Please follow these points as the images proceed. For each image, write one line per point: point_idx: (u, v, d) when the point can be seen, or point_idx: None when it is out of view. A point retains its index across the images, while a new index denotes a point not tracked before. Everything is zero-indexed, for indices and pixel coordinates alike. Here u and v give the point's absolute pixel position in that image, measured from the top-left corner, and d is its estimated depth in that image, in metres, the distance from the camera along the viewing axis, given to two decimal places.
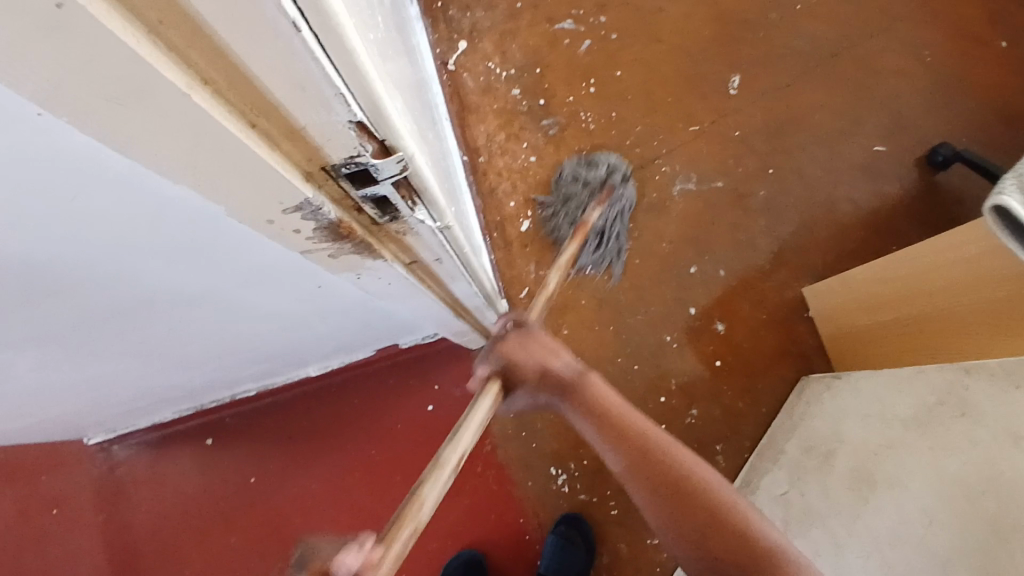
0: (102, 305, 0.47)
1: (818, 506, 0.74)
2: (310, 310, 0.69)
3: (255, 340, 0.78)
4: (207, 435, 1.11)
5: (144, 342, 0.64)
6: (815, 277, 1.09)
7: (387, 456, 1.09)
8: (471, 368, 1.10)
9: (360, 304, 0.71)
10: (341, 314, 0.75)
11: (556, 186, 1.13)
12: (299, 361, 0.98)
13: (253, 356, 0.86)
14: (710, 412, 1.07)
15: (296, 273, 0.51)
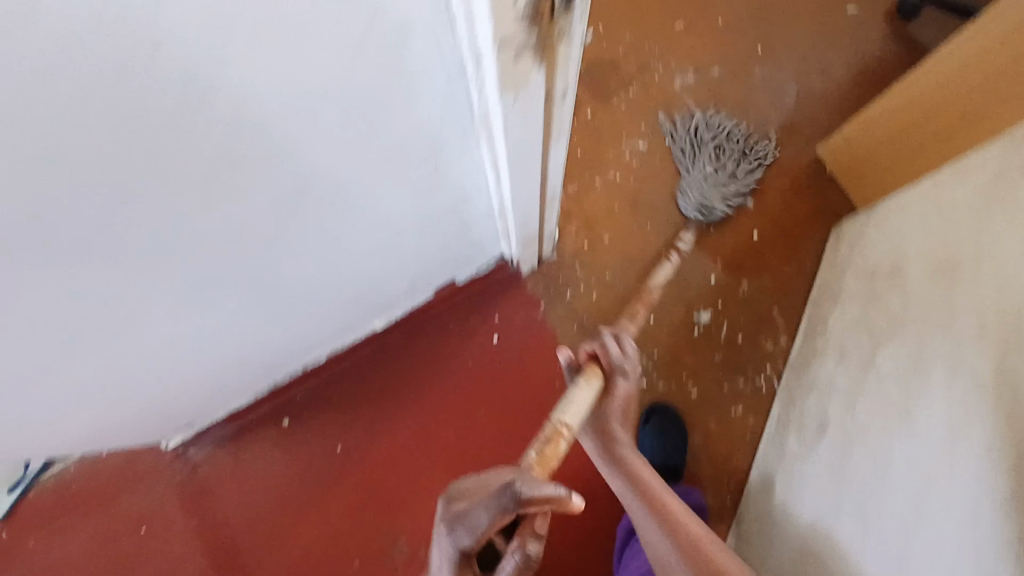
0: (258, 189, 0.48)
1: (907, 312, 0.80)
2: (407, 220, 0.71)
3: (347, 274, 0.80)
4: (284, 416, 1.11)
5: (265, 270, 0.65)
6: (825, 137, 1.16)
7: (466, 394, 1.11)
8: (527, 292, 1.13)
9: (449, 209, 0.74)
10: (424, 227, 0.76)
11: (756, 170, 1.13)
12: (373, 311, 1.00)
13: (335, 303, 0.88)
14: (761, 281, 1.12)
15: (429, 140, 0.54)
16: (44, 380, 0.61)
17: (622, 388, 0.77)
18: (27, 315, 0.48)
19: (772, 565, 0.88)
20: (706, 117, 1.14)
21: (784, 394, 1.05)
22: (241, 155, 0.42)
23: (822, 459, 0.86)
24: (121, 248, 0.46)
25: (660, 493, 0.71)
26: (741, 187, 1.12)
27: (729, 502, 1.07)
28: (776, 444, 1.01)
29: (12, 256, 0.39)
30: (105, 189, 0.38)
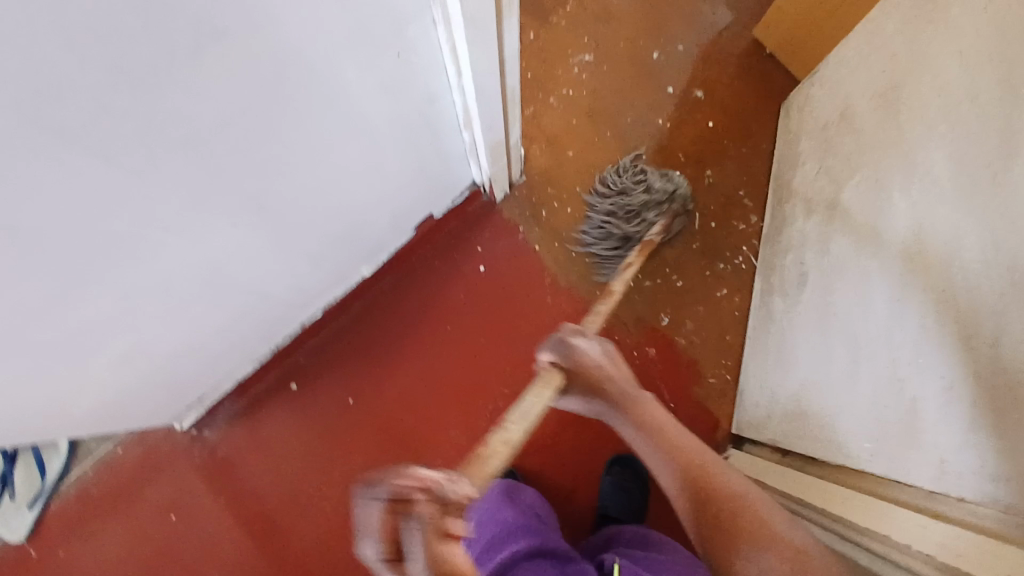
0: (245, 88, 0.50)
1: (859, 146, 0.85)
2: (383, 133, 0.74)
3: (333, 206, 0.82)
4: (290, 380, 1.12)
5: (260, 198, 0.68)
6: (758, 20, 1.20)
7: (464, 326, 1.14)
8: (504, 219, 1.16)
9: (417, 119, 0.77)
10: (398, 144, 0.79)
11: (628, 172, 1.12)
12: (360, 253, 1.02)
13: (324, 243, 0.90)
14: (723, 167, 1.17)
15: (393, 25, 0.57)
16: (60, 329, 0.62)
17: (597, 356, 0.72)
18: (47, 242, 0.49)
19: (779, 415, 0.93)
20: (591, 232, 1.13)
21: (762, 266, 1.10)
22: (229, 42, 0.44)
23: (807, 305, 0.91)
24: (127, 158, 0.48)
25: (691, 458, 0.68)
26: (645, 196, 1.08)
27: (731, 379, 1.12)
28: (763, 311, 1.06)
29: (34, 156, 0.41)
30: (114, 77, 0.40)
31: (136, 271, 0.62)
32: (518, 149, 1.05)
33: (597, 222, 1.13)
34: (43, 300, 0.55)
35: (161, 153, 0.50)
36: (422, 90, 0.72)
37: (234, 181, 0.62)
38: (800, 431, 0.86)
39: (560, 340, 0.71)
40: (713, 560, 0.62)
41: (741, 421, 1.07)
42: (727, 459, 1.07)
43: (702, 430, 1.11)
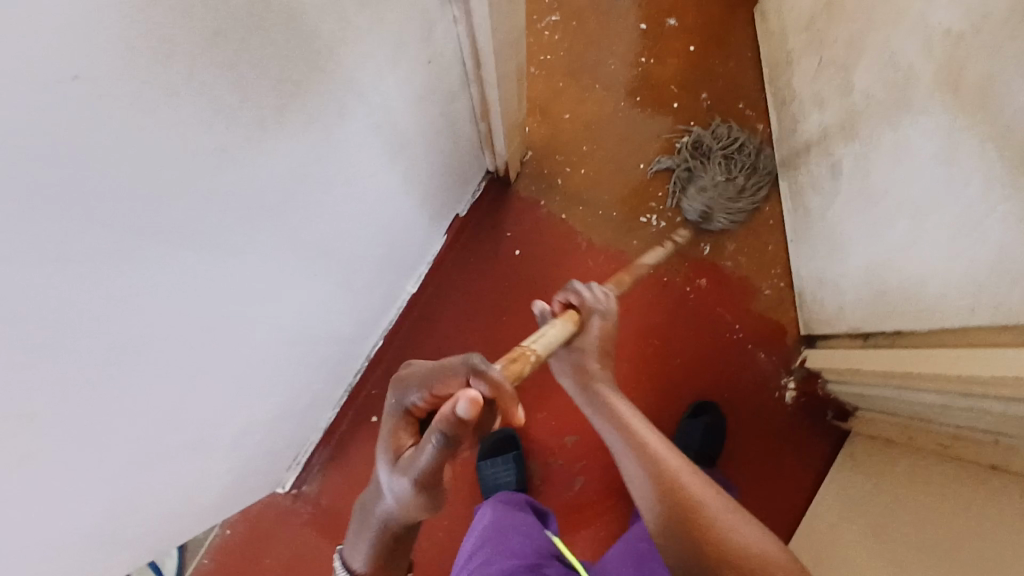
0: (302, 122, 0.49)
1: (857, 21, 0.86)
2: (407, 135, 0.74)
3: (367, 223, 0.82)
4: (370, 414, 1.12)
5: (304, 230, 0.68)
6: None
7: (519, 312, 1.14)
8: (523, 197, 1.16)
9: (433, 114, 0.76)
10: (421, 144, 0.79)
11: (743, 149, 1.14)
12: (402, 270, 1.02)
13: (369, 264, 0.90)
14: (716, 86, 1.17)
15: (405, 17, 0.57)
16: (160, 414, 0.61)
17: (597, 329, 0.75)
18: (129, 321, 0.49)
19: (852, 304, 0.95)
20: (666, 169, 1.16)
21: (785, 169, 1.11)
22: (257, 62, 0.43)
23: (848, 190, 0.93)
24: (187, 215, 0.47)
25: (659, 463, 0.60)
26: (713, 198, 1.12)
27: (785, 285, 1.14)
28: (799, 210, 1.08)
29: (105, 228, 0.40)
30: (166, 117, 0.38)
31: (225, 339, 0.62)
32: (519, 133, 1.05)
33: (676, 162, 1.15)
34: (120, 391, 0.53)
35: (215, 200, 0.49)
36: (438, 83, 0.72)
37: (280, 217, 0.61)
38: (884, 310, 0.88)
39: (576, 289, 0.77)
40: (665, 539, 0.56)
41: (809, 321, 1.09)
42: (806, 361, 1.10)
43: (773, 342, 1.13)
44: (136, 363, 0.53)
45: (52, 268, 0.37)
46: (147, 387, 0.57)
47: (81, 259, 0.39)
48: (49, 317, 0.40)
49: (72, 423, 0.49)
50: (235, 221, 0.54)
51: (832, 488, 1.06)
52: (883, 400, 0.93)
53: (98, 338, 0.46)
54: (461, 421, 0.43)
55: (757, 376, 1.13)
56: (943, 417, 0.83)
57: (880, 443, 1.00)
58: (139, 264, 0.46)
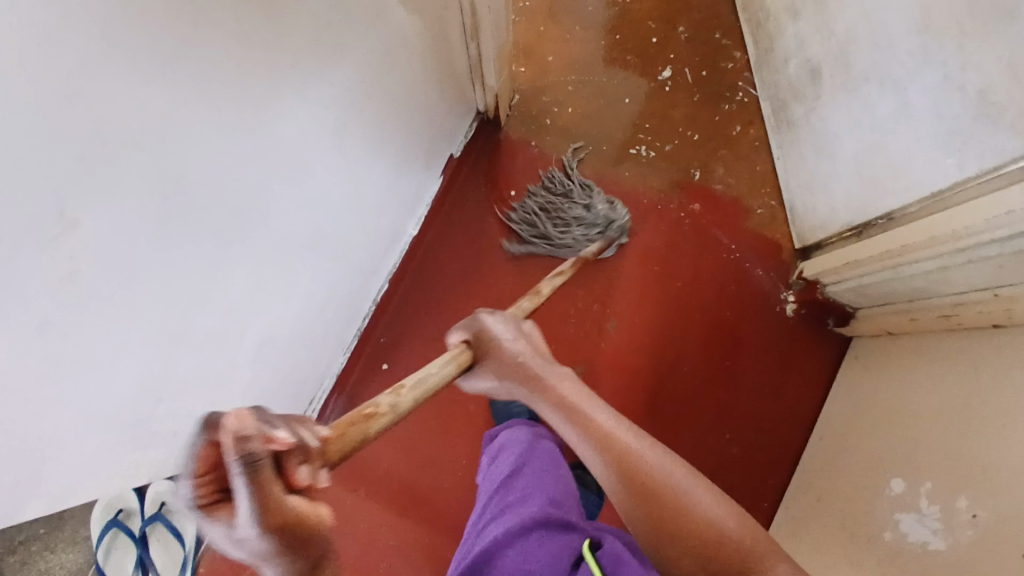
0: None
1: None
2: (416, 47, 0.78)
3: (386, 146, 0.84)
4: (381, 360, 1.12)
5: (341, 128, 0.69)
6: None
7: (522, 249, 1.16)
8: (514, 140, 1.19)
9: (438, 29, 0.81)
10: (426, 59, 0.82)
11: (557, 235, 1.12)
12: (407, 205, 1.04)
13: (384, 192, 0.92)
14: (691, 20, 1.23)
15: None
16: (212, 315, 0.61)
17: (500, 335, 0.65)
18: (203, 186, 0.49)
19: (843, 200, 0.99)
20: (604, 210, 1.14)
21: (765, 89, 1.17)
22: None
23: (831, 90, 0.98)
24: (250, 81, 0.49)
25: (622, 451, 0.55)
26: (577, 229, 1.12)
27: (776, 202, 1.17)
28: (783, 125, 1.13)
29: (187, 56, 0.41)
30: None
31: (263, 225, 0.63)
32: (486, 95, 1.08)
33: (581, 211, 1.13)
34: (190, 278, 0.54)
35: (276, 68, 0.51)
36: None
37: (326, 116, 0.64)
38: (876, 194, 0.91)
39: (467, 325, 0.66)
40: (644, 533, 0.53)
41: (802, 232, 1.12)
42: (803, 271, 1.12)
43: (770, 258, 1.16)
44: (200, 250, 0.53)
45: (135, 82, 0.38)
46: (201, 281, 0.56)
47: (162, 82, 0.40)
48: (130, 145, 0.40)
49: (140, 290, 0.48)
50: (290, 112, 0.56)
51: (842, 393, 1.08)
52: (883, 287, 0.96)
53: (167, 198, 0.46)
54: (269, 439, 0.31)
55: (757, 293, 1.16)
56: (943, 287, 0.86)
57: (885, 338, 1.02)
58: (209, 116, 0.46)
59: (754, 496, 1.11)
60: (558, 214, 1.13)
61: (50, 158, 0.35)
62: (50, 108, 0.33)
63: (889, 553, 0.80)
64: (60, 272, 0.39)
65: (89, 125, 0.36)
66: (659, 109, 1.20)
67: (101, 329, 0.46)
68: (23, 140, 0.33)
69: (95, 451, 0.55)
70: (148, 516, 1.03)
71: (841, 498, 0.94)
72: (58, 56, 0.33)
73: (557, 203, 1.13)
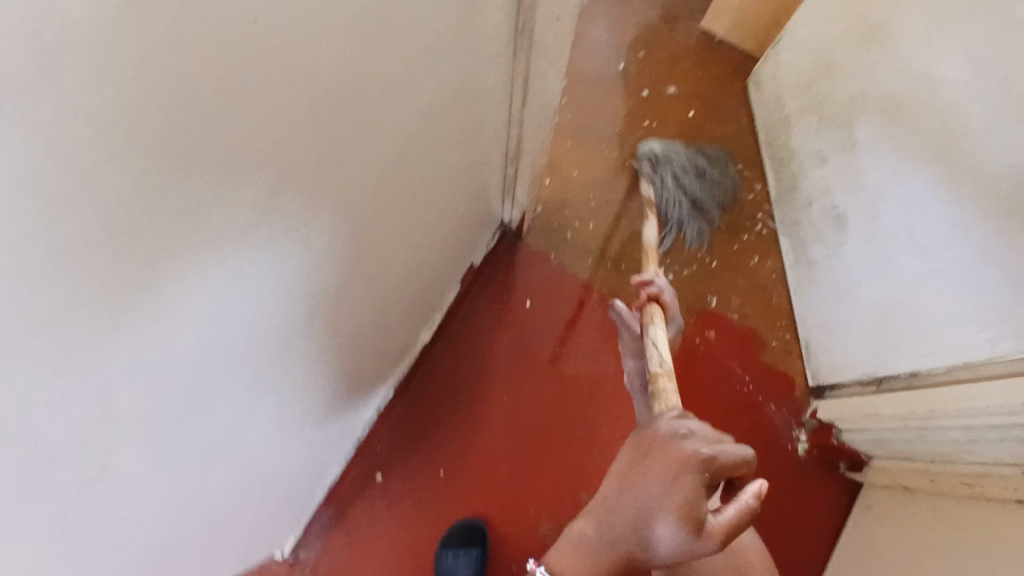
0: (394, 130, 0.52)
1: (861, 82, 0.97)
2: (461, 173, 0.78)
3: (413, 264, 0.82)
4: (375, 470, 1.07)
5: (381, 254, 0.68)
6: (704, 28, 1.37)
7: (531, 364, 1.13)
8: (533, 251, 1.18)
9: (483, 155, 0.81)
10: (466, 181, 0.82)
11: (675, 170, 1.20)
12: (423, 313, 1.02)
13: (404, 306, 0.89)
14: (715, 149, 1.27)
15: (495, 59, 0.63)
16: (226, 459, 0.58)
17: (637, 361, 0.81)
18: (234, 341, 0.46)
19: (863, 348, 0.98)
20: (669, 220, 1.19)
21: (784, 225, 1.18)
22: (400, 74, 0.47)
23: (854, 238, 0.99)
24: (306, 234, 0.47)
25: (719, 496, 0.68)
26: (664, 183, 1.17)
27: (790, 336, 1.17)
28: (801, 262, 1.14)
29: (248, 218, 0.38)
30: (322, 113, 0.40)
31: (292, 356, 0.59)
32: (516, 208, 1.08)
33: (673, 195, 1.18)
34: (205, 432, 0.50)
35: (333, 215, 0.49)
36: (495, 128, 0.77)
37: (368, 246, 0.62)
38: (895, 349, 0.91)
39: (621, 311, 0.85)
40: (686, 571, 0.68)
41: (816, 371, 1.11)
42: (817, 411, 1.10)
43: (782, 393, 1.14)
44: (220, 400, 0.49)
45: (200, 263, 0.36)
46: (224, 428, 0.53)
47: (222, 244, 0.37)
48: (184, 326, 0.39)
49: (164, 452, 0.46)
50: (336, 251, 0.54)
51: (852, 545, 1.04)
52: (902, 443, 0.94)
53: (209, 366, 0.44)
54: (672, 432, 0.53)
55: (769, 428, 1.13)
56: (969, 455, 0.84)
57: (899, 493, 0.99)
58: (260, 282, 0.44)
59: None
60: (685, 180, 1.20)
61: (104, 351, 0.33)
62: (111, 307, 0.32)
63: None
64: (89, 456, 0.37)
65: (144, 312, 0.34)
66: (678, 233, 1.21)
67: (108, 496, 0.42)
68: (77, 337, 0.31)
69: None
70: None
71: None
72: (122, 236, 0.30)
73: (690, 191, 1.19)
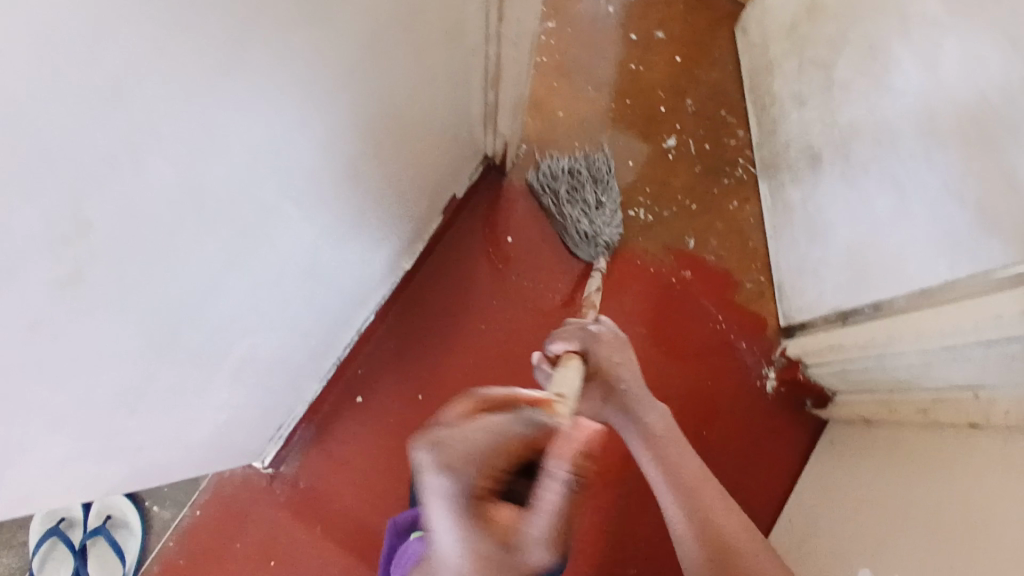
0: (369, 19, 0.54)
1: (842, 22, 0.98)
2: (442, 88, 0.80)
3: (394, 180, 0.85)
4: (356, 392, 1.10)
5: (360, 158, 0.70)
6: None
7: (511, 297, 1.16)
8: (515, 188, 1.21)
9: (465, 73, 0.83)
10: (447, 100, 0.84)
11: (579, 208, 1.14)
12: (405, 240, 1.04)
13: (385, 225, 0.92)
14: (700, 94, 1.29)
15: None
16: (204, 337, 0.60)
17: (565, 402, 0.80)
18: (210, 202, 0.48)
19: (832, 285, 1.01)
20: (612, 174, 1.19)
21: (764, 169, 1.21)
22: None
23: (828, 177, 1.01)
24: (284, 107, 0.49)
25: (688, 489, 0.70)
26: (608, 209, 1.14)
27: (765, 278, 1.19)
28: (779, 205, 1.16)
29: (221, 66, 0.40)
30: None
31: (270, 244, 0.62)
32: (499, 140, 1.10)
33: (614, 199, 1.17)
34: (179, 293, 0.52)
35: (310, 95, 0.52)
36: (475, 43, 0.79)
37: (348, 144, 0.65)
38: (861, 283, 0.94)
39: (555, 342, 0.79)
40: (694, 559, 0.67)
41: (787, 311, 1.14)
42: (786, 349, 1.13)
43: (753, 333, 1.17)
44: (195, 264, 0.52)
45: (165, 95, 0.37)
46: (201, 301, 0.56)
47: (195, 81, 0.39)
48: (152, 163, 0.40)
49: (138, 305, 0.48)
50: (312, 136, 0.57)
51: (813, 476, 1.08)
52: (864, 374, 0.97)
53: (180, 218, 0.46)
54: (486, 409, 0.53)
55: (739, 366, 1.16)
56: (924, 382, 0.88)
57: (859, 425, 1.03)
58: (230, 142, 0.46)
59: None
60: (591, 187, 1.16)
61: (76, 170, 0.34)
62: (91, 123, 0.34)
63: None
64: (57, 273, 0.38)
65: (115, 134, 0.36)
66: (660, 176, 1.23)
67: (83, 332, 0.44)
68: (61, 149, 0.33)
69: (53, 467, 0.53)
70: (90, 529, 1.01)
71: None
72: (108, 59, 0.32)
73: (596, 181, 1.17)
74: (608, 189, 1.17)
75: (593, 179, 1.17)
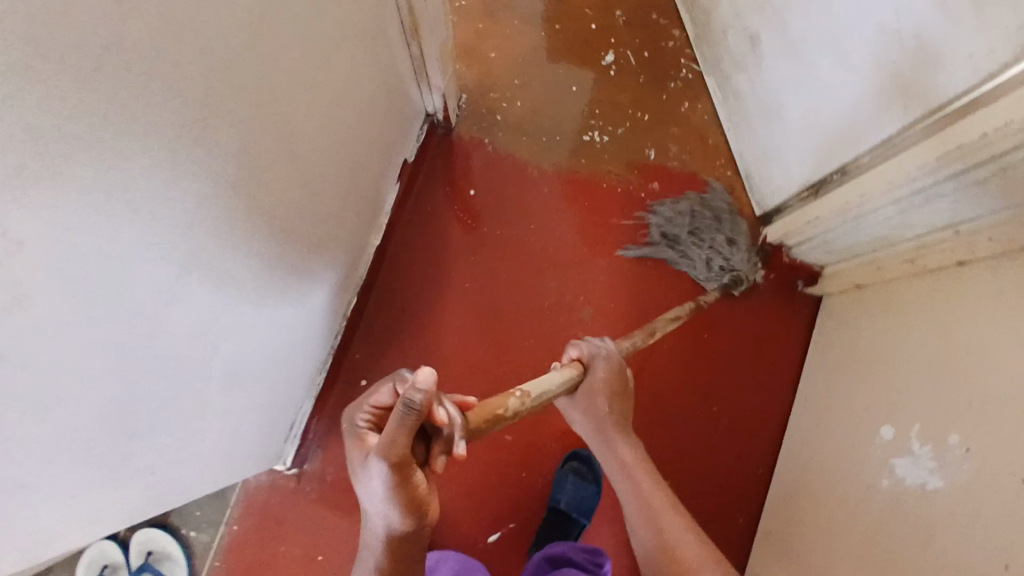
0: None
1: None
2: (363, 51, 0.78)
3: (341, 156, 0.83)
4: (360, 377, 1.09)
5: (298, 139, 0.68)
6: None
7: (488, 249, 1.15)
8: (466, 140, 1.18)
9: (382, 30, 0.81)
10: (372, 63, 0.82)
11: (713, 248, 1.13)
12: (368, 215, 1.02)
13: (344, 205, 0.90)
14: (627, 6, 1.26)
15: None
16: (183, 348, 0.59)
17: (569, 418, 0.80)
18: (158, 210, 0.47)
19: (797, 161, 1.00)
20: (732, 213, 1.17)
21: (708, 65, 1.19)
22: None
23: (769, 55, 1.00)
24: (203, 94, 0.48)
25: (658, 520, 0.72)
26: (742, 246, 1.14)
27: (732, 172, 1.19)
28: (730, 96, 1.15)
29: (127, 58, 0.38)
30: None
31: (232, 245, 0.61)
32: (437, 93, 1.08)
33: (737, 226, 1.16)
34: (148, 308, 0.51)
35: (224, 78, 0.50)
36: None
37: (282, 125, 0.63)
38: (825, 151, 0.93)
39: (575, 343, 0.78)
40: None
41: (760, 199, 1.14)
42: (767, 236, 1.14)
43: None
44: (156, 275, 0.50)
45: (76, 101, 0.35)
46: (170, 311, 0.54)
47: (107, 80, 0.37)
48: (85, 175, 0.38)
49: (107, 327, 0.46)
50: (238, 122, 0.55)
51: (820, 352, 1.09)
52: (847, 240, 0.97)
53: (128, 230, 0.44)
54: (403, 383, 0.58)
55: None
56: (906, 232, 0.88)
57: (854, 292, 1.04)
58: (159, 143, 0.44)
59: (747, 465, 1.10)
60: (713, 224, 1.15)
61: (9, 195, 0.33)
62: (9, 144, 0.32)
63: (890, 501, 0.79)
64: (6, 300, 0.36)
65: (36, 150, 0.34)
66: (607, 95, 1.21)
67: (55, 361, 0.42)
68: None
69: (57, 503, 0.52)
70: (134, 568, 1.01)
71: (835, 455, 0.92)
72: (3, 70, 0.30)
73: (716, 214, 1.15)
74: (727, 219, 1.16)
75: (707, 213, 1.16)
